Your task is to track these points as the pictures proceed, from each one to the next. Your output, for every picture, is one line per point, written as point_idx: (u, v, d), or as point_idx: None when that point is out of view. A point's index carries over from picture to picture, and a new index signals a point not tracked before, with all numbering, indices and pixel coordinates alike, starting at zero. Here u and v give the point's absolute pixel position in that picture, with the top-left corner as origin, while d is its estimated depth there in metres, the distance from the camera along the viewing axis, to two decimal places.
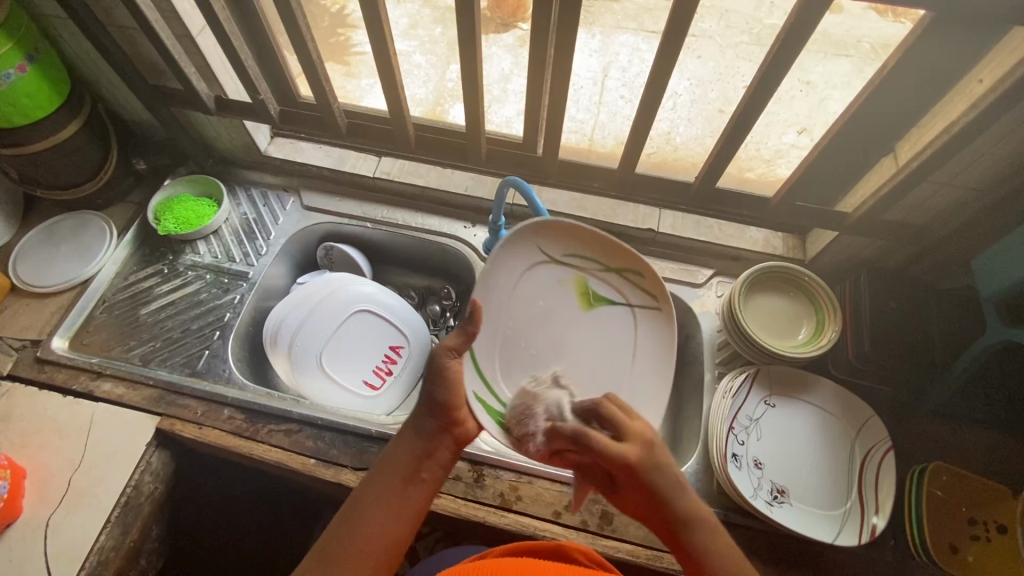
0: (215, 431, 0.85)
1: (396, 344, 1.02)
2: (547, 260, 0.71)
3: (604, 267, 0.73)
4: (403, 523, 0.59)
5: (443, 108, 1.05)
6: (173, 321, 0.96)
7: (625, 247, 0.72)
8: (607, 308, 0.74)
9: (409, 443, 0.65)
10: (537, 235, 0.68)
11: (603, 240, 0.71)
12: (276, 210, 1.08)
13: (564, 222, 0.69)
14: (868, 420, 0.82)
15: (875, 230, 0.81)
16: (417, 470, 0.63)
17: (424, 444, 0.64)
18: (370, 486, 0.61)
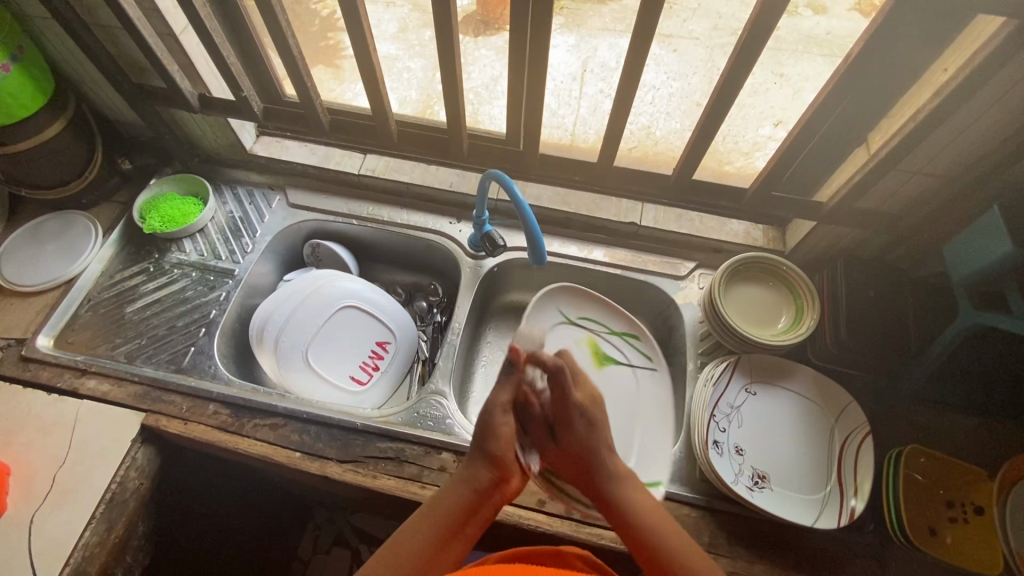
0: (201, 426, 0.85)
1: (384, 340, 1.04)
2: (565, 321, 0.98)
3: (614, 334, 0.98)
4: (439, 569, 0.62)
5: (433, 111, 1.03)
6: (158, 319, 0.97)
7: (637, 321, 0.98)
8: (617, 367, 0.96)
9: (458, 493, 0.66)
10: (558, 299, 0.98)
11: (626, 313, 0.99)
12: (262, 209, 1.09)
13: (581, 292, 0.98)
14: (847, 405, 0.83)
15: (850, 219, 0.83)
16: (462, 524, 0.64)
17: (472, 493, 0.66)
18: (415, 527, 0.63)
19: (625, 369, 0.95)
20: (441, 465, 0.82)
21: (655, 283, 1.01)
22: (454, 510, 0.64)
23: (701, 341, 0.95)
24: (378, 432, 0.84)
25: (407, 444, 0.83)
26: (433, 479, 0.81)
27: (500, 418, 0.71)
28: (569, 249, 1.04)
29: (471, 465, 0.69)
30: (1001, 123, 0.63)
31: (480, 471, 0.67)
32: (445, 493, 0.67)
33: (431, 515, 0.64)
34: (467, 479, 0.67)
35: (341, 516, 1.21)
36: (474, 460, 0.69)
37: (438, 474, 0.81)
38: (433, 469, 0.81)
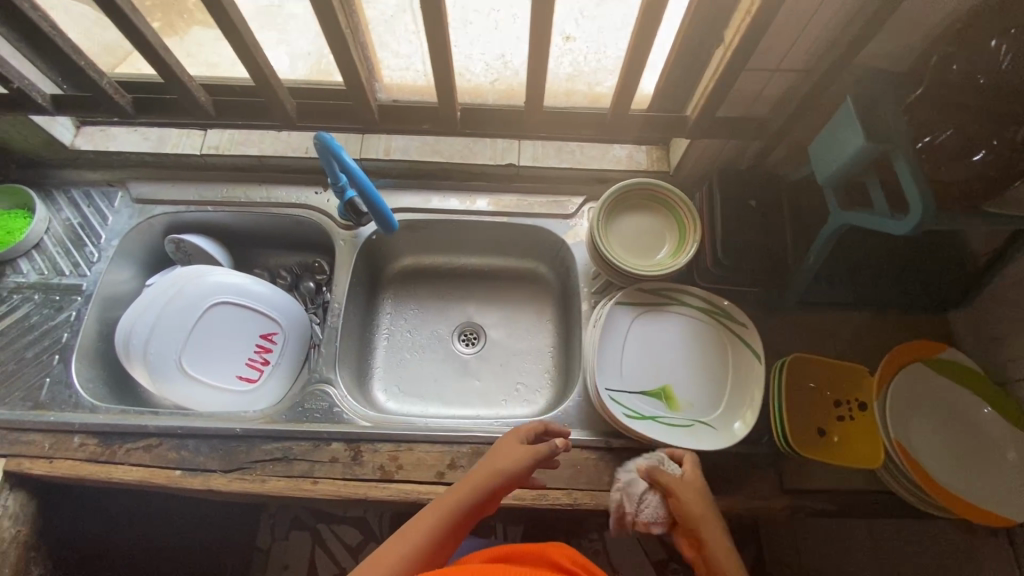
0: (68, 461, 0.79)
1: (268, 331, 0.97)
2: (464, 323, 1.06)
3: (513, 326, 1.05)
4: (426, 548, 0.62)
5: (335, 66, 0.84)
6: (4, 353, 0.87)
7: (541, 308, 1.06)
8: (519, 347, 1.03)
9: (463, 497, 0.65)
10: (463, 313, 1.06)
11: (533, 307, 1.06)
12: (104, 210, 0.97)
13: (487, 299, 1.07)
14: (734, 322, 0.81)
15: (719, 130, 0.78)
16: (456, 531, 0.64)
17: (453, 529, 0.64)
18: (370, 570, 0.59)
19: (524, 349, 1.03)
20: (332, 457, 0.79)
21: (543, 226, 0.97)
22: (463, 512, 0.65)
23: (592, 279, 0.92)
24: (262, 434, 0.80)
25: (294, 441, 0.79)
26: (325, 472, 0.78)
27: (666, 307, 0.83)
28: (449, 203, 0.98)
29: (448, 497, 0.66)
30: None
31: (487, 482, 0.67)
32: (413, 531, 0.63)
33: (447, 513, 0.64)
34: (431, 526, 0.63)
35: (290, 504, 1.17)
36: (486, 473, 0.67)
37: (330, 466, 0.78)
38: (324, 462, 0.78)
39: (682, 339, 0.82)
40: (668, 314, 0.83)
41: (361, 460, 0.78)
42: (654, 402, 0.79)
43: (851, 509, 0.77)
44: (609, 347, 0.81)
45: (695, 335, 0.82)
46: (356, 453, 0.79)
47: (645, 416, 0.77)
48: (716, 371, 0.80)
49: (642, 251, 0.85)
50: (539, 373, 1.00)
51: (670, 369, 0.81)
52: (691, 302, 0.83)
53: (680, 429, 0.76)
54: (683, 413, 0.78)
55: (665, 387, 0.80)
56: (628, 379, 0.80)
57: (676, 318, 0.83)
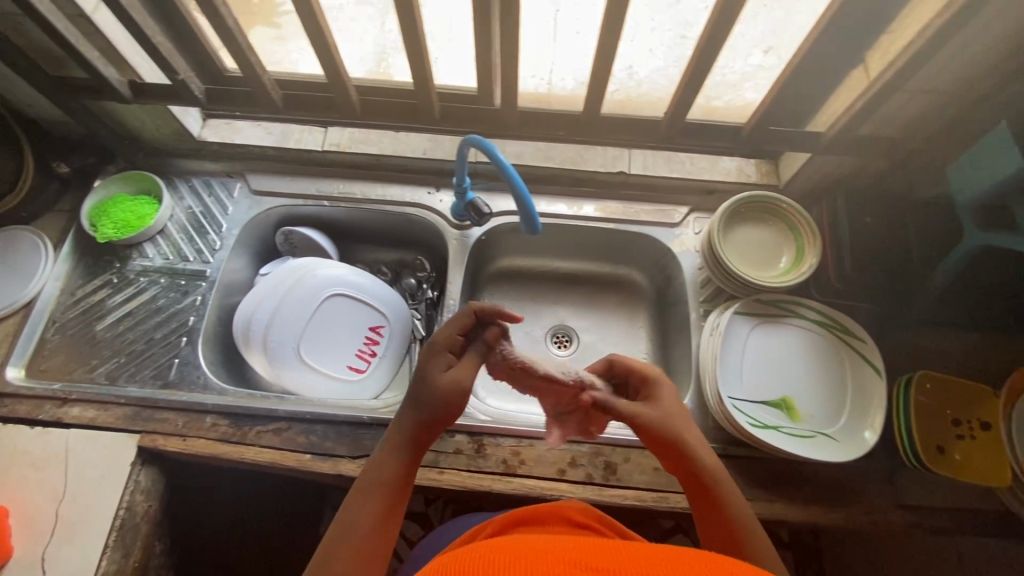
0: (202, 440, 0.81)
1: (377, 324, 1.00)
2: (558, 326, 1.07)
3: (608, 331, 1.06)
4: (370, 512, 0.59)
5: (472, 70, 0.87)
6: (134, 333, 0.90)
7: (636, 315, 1.06)
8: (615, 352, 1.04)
9: (391, 457, 0.63)
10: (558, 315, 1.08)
11: (628, 313, 1.07)
12: (224, 200, 1.01)
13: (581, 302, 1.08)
14: (853, 335, 0.83)
15: (850, 147, 0.80)
16: (401, 488, 0.62)
17: (398, 486, 0.62)
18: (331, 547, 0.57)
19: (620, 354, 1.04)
20: (457, 449, 0.81)
21: (650, 234, 0.98)
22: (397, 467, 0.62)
23: (701, 288, 0.94)
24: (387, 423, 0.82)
25: None
26: (450, 463, 0.80)
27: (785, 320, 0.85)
28: (558, 208, 1.00)
29: (385, 458, 0.63)
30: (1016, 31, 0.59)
31: (407, 428, 0.64)
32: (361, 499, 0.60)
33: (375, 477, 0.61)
34: (370, 493, 0.60)
35: None
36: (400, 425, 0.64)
37: (455, 458, 0.80)
38: (449, 454, 0.80)
39: (799, 352, 0.84)
40: (785, 327, 0.85)
41: (485, 453, 0.80)
42: (775, 412, 0.80)
43: (970, 528, 0.77)
44: (729, 357, 0.83)
45: (813, 348, 0.84)
46: (479, 446, 0.81)
47: (768, 425, 0.79)
48: (835, 384, 0.82)
49: (761, 262, 0.87)
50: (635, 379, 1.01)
51: (788, 381, 0.83)
52: (810, 316, 0.85)
53: (804, 440, 0.78)
54: (803, 423, 0.80)
55: (785, 397, 0.81)
56: (748, 388, 0.81)
57: (794, 332, 0.85)
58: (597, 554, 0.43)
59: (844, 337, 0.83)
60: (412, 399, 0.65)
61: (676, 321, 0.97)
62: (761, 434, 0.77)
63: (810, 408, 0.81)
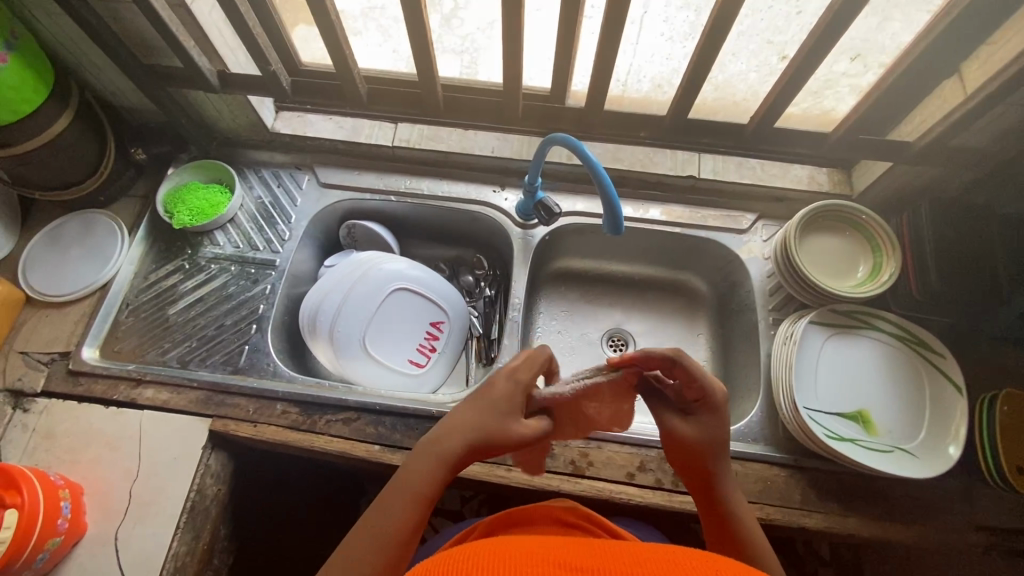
0: (272, 427, 0.82)
1: (437, 319, 1.00)
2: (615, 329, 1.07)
3: (666, 337, 1.05)
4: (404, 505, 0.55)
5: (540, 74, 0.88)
6: (205, 319, 0.92)
7: (696, 321, 1.05)
8: None
9: (432, 459, 0.57)
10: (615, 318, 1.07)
11: (687, 319, 1.06)
12: (293, 191, 1.02)
13: (639, 307, 1.08)
14: (933, 349, 0.81)
15: (938, 158, 0.79)
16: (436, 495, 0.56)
17: (437, 491, 0.56)
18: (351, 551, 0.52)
19: None
20: None
21: (717, 239, 0.97)
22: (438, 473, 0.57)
23: (770, 296, 0.92)
24: None
25: None
26: (518, 462, 0.79)
27: (861, 332, 0.83)
28: (624, 210, 0.99)
29: (420, 471, 0.56)
30: None
31: (453, 438, 0.58)
32: (391, 507, 0.54)
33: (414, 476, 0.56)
34: (406, 490, 0.55)
35: None
36: (447, 430, 0.58)
37: None
38: None
39: (874, 365, 0.82)
40: (860, 339, 0.83)
41: (553, 453, 0.80)
42: (850, 424, 0.79)
43: None
44: (803, 368, 0.81)
45: (889, 362, 0.82)
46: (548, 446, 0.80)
47: (843, 438, 0.77)
48: (913, 400, 0.80)
49: (836, 273, 0.86)
50: None
51: (863, 395, 0.81)
52: (885, 329, 0.83)
53: (881, 455, 0.76)
54: (880, 438, 0.78)
55: (860, 410, 0.80)
56: (821, 400, 0.80)
57: (869, 345, 0.83)
58: (601, 558, 0.43)
59: (922, 352, 0.81)
60: (466, 409, 0.60)
61: (740, 328, 0.96)
62: (838, 448, 0.75)
63: (887, 424, 0.79)
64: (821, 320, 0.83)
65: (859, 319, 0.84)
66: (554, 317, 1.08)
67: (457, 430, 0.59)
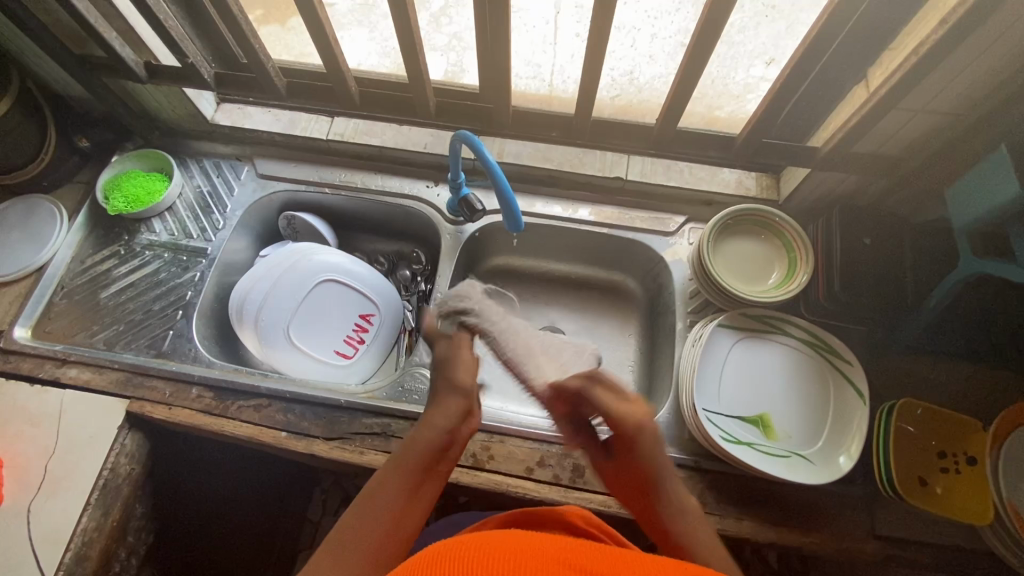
0: (185, 410, 0.84)
1: (368, 312, 1.01)
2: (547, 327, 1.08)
3: (596, 337, 1.06)
4: (412, 473, 0.52)
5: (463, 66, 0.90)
6: (135, 303, 0.94)
7: (628, 322, 1.06)
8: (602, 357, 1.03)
9: (436, 427, 0.55)
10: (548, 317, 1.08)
11: (619, 320, 1.06)
12: (231, 181, 1.04)
13: (572, 306, 1.08)
14: (840, 357, 0.80)
15: (847, 164, 0.78)
16: (440, 462, 0.54)
17: (445, 461, 0.55)
18: (348, 536, 0.47)
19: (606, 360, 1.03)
20: None
21: (643, 241, 0.98)
22: (444, 442, 0.55)
23: (691, 299, 0.93)
24: (363, 408, 0.84)
25: (393, 419, 0.83)
26: None
27: (772, 337, 0.83)
28: (552, 209, 1.00)
29: (429, 435, 0.54)
30: (1009, 55, 0.57)
31: (451, 400, 0.57)
32: (397, 474, 0.52)
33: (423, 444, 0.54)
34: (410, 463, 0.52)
35: (348, 479, 1.22)
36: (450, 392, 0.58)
37: None
38: None
39: (782, 370, 0.82)
40: (771, 343, 0.83)
41: None
42: (751, 428, 0.79)
43: (948, 566, 0.74)
44: (710, 368, 0.81)
45: (797, 368, 0.82)
46: None
47: (741, 440, 0.77)
48: (817, 407, 0.80)
49: (753, 277, 0.86)
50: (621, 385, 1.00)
51: (768, 400, 0.81)
52: (796, 335, 0.83)
53: (776, 460, 0.76)
54: (778, 443, 0.78)
55: (762, 414, 0.80)
56: (724, 402, 0.80)
57: (779, 350, 0.83)
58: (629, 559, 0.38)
59: (829, 360, 0.81)
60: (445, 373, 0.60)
61: (663, 330, 0.97)
62: (733, 450, 0.75)
63: (788, 429, 0.79)
64: (733, 323, 0.83)
65: (770, 325, 0.83)
66: None
67: (467, 405, 0.58)
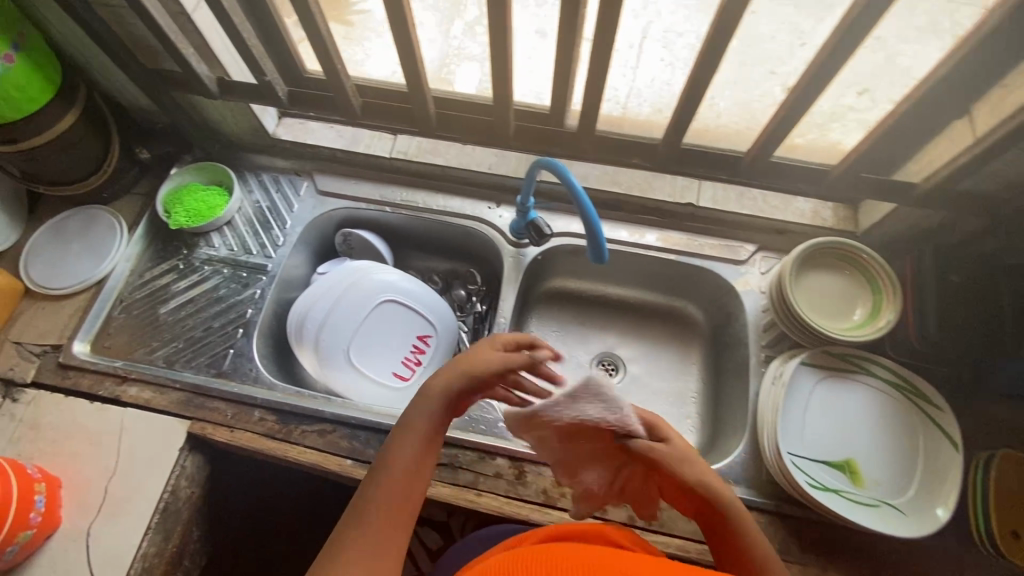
0: (249, 433, 0.83)
1: (425, 332, 0.99)
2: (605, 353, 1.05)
3: (657, 365, 1.03)
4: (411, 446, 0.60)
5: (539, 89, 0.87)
6: (194, 320, 0.93)
7: (690, 350, 1.02)
8: (663, 387, 1.00)
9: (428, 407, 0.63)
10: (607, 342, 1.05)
11: (680, 348, 1.03)
12: (291, 197, 1.02)
13: (631, 331, 1.06)
14: (930, 401, 0.77)
15: (944, 202, 0.75)
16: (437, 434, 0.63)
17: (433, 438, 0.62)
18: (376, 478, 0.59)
19: (667, 390, 1.00)
20: (497, 472, 0.79)
21: (713, 269, 0.95)
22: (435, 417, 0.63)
23: (765, 332, 0.90)
24: None
25: (461, 450, 0.80)
26: (490, 486, 0.78)
27: (856, 377, 0.80)
28: (619, 234, 0.97)
29: (420, 413, 0.63)
30: None
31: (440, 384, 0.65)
32: (395, 451, 0.60)
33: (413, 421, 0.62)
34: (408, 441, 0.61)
35: None
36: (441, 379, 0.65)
37: (495, 481, 0.78)
38: (490, 476, 0.79)
39: (867, 412, 0.79)
40: (855, 384, 0.80)
41: (525, 481, 0.78)
42: (837, 474, 0.76)
43: None
44: (793, 409, 0.79)
45: (883, 410, 0.79)
46: (520, 473, 0.79)
47: (828, 486, 0.74)
48: (907, 453, 0.76)
49: (835, 313, 0.83)
50: (683, 416, 0.97)
51: (854, 443, 0.78)
52: (882, 375, 0.80)
53: (867, 508, 0.73)
54: (867, 490, 0.75)
55: (848, 458, 0.77)
56: (807, 444, 0.77)
57: (864, 391, 0.80)
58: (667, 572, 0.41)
59: (919, 404, 0.78)
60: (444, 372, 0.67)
61: (732, 363, 0.94)
62: (822, 498, 0.72)
63: (877, 476, 0.76)
64: (815, 362, 0.81)
65: (853, 364, 0.80)
66: (547, 338, 1.06)
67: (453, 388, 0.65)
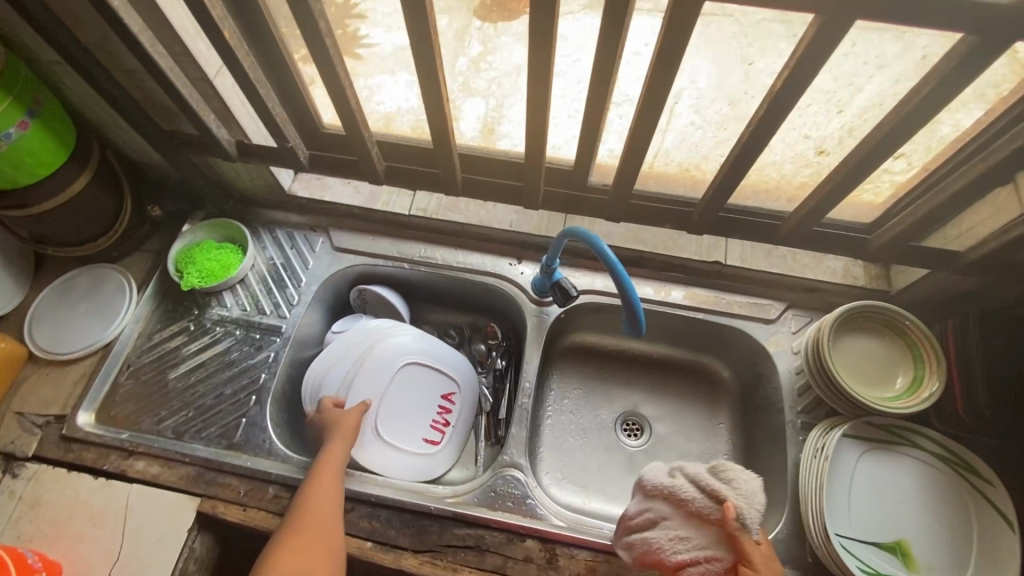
0: (262, 513, 0.78)
1: (449, 392, 0.94)
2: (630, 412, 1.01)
3: (684, 425, 0.99)
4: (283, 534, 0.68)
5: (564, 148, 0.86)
6: (205, 386, 0.89)
7: (719, 410, 0.99)
8: (694, 449, 0.96)
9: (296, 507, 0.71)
10: (631, 400, 1.01)
11: (708, 407, 0.99)
12: (306, 253, 1.00)
13: (656, 389, 1.02)
14: (981, 476, 0.73)
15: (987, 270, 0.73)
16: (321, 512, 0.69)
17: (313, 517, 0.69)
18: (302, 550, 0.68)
19: (697, 451, 0.96)
20: (527, 555, 0.75)
21: (742, 328, 0.92)
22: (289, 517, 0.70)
23: (800, 396, 0.86)
24: (454, 517, 0.77)
25: (488, 531, 0.76)
26: (519, 571, 0.74)
27: (902, 449, 0.77)
28: (644, 292, 0.95)
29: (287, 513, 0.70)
30: None
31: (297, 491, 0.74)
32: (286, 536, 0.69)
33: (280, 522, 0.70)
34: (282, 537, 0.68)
35: None
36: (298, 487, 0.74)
37: (524, 565, 0.74)
38: (519, 560, 0.74)
39: (914, 488, 0.75)
40: (899, 456, 0.77)
41: (557, 565, 0.74)
42: (888, 557, 0.72)
43: None
44: (836, 486, 0.75)
45: (933, 485, 0.75)
46: (552, 556, 0.75)
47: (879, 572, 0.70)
48: (961, 533, 0.72)
49: (876, 380, 0.80)
50: None
51: (903, 522, 0.74)
52: (928, 447, 0.76)
53: None
54: (921, 575, 0.71)
55: (899, 540, 0.73)
56: (854, 524, 0.73)
57: (910, 464, 0.76)
58: None
59: (972, 480, 0.74)
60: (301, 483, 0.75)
61: (764, 427, 0.90)
62: None
63: (931, 560, 0.71)
64: (857, 433, 0.77)
65: (897, 435, 0.77)
66: (569, 398, 1.02)
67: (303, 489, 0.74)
